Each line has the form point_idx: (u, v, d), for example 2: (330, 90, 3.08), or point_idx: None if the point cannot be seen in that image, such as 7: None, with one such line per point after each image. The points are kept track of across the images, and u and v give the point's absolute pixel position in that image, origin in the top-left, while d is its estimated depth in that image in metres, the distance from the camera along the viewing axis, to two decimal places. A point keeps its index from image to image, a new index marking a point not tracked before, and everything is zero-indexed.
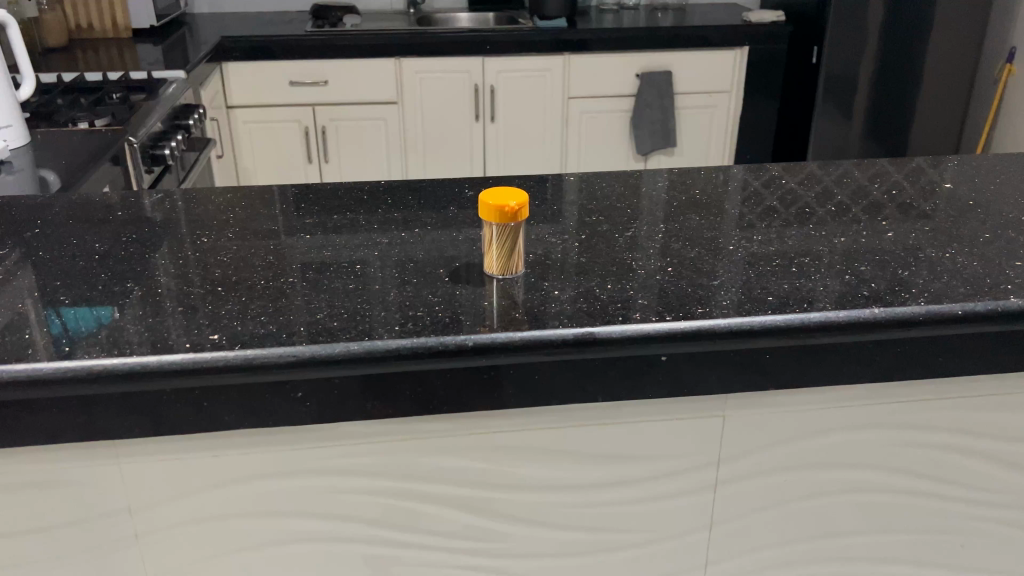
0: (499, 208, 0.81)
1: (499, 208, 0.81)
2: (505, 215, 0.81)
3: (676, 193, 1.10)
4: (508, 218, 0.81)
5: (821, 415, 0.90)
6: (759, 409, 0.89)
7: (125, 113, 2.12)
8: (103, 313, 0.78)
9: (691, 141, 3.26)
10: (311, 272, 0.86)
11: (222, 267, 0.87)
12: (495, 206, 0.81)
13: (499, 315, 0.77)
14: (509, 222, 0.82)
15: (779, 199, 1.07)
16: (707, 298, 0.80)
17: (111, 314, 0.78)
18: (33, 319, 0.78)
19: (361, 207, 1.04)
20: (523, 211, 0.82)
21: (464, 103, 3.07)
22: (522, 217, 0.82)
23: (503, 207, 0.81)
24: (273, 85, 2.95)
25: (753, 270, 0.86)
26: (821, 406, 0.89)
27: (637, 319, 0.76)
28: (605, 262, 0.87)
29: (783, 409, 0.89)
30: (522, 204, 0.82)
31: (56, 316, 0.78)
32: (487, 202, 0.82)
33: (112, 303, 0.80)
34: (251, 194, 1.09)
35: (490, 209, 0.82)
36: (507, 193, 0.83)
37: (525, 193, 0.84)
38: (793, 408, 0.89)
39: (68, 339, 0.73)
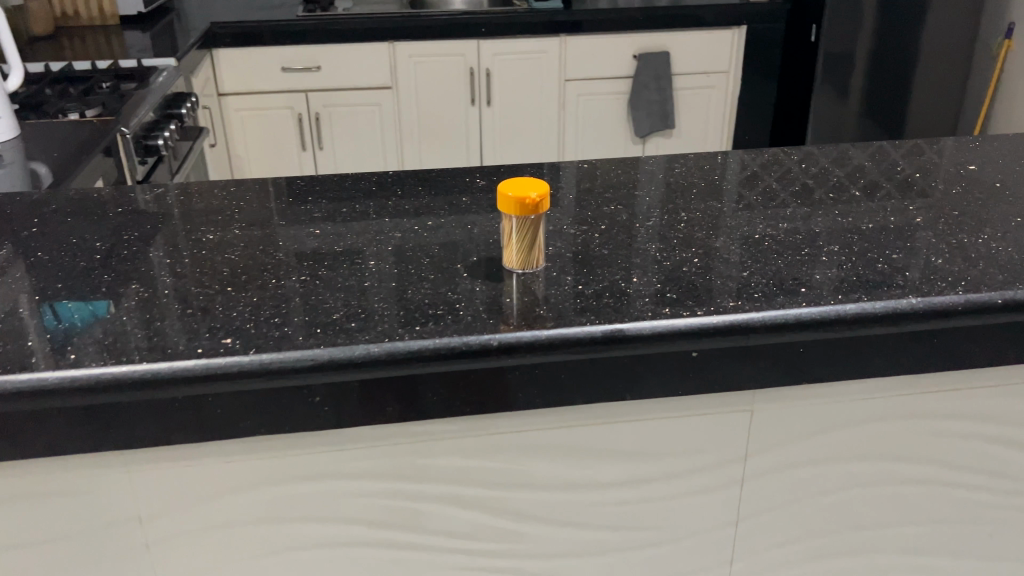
0: (521, 200, 0.78)
1: (520, 200, 0.78)
2: (527, 207, 0.78)
3: (693, 176, 1.06)
4: (530, 210, 0.78)
5: (850, 407, 0.87)
6: (787, 402, 0.86)
7: (116, 104, 2.07)
8: (98, 306, 0.76)
9: (689, 122, 3.22)
10: (322, 269, 0.82)
11: (228, 265, 0.84)
12: (516, 197, 0.78)
13: (522, 313, 0.74)
14: (530, 214, 0.78)
15: (799, 181, 1.04)
16: (737, 290, 0.77)
17: (106, 308, 0.76)
18: (26, 315, 0.76)
19: (369, 198, 1.00)
20: (544, 202, 0.79)
21: (459, 86, 3.02)
22: (543, 208, 0.79)
23: (524, 199, 0.78)
24: (265, 71, 2.90)
25: (782, 259, 0.83)
26: (850, 397, 0.87)
27: (666, 315, 0.73)
28: (627, 254, 0.84)
29: (810, 402, 0.86)
30: (543, 194, 0.78)
31: (51, 311, 0.76)
32: (507, 194, 0.78)
33: (108, 297, 0.78)
34: (254, 186, 1.06)
35: (510, 201, 0.78)
36: (527, 184, 0.79)
37: (545, 182, 0.80)
38: (823, 401, 0.86)
39: (65, 335, 0.72)
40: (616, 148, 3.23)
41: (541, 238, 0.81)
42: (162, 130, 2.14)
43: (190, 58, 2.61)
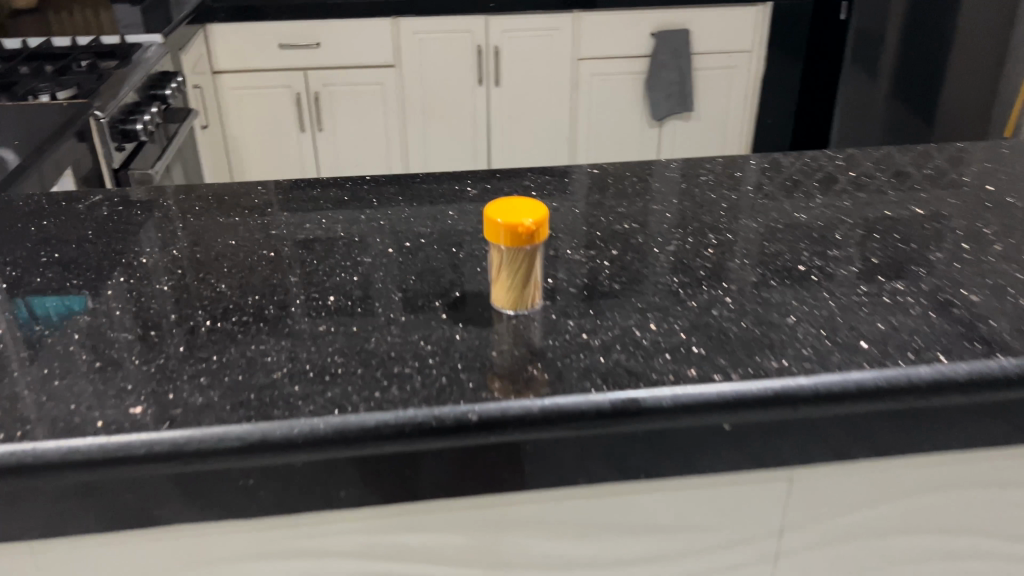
0: (513, 228, 0.62)
1: (511, 227, 0.62)
2: (521, 237, 0.62)
3: (722, 184, 0.90)
4: (525, 240, 0.63)
5: (918, 475, 0.71)
6: (843, 472, 0.69)
7: (93, 84, 1.91)
8: (74, 303, 0.68)
9: (709, 104, 3.03)
10: (270, 307, 0.67)
11: (157, 299, 0.69)
12: (507, 225, 0.62)
13: (511, 372, 0.59)
14: (526, 244, 0.63)
15: (848, 189, 0.88)
16: (780, 346, 0.62)
17: (83, 304, 0.68)
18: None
19: (340, 211, 0.85)
20: (542, 229, 0.64)
21: (466, 65, 2.84)
22: (541, 237, 0.64)
23: (517, 226, 0.62)
24: (261, 48, 2.73)
25: (836, 300, 0.67)
26: (917, 465, 0.70)
27: (691, 379, 0.58)
28: (644, 291, 0.69)
29: (871, 469, 0.70)
30: (542, 220, 0.63)
31: (26, 307, 0.68)
32: (496, 221, 0.63)
33: (86, 293, 0.70)
34: (204, 191, 0.90)
35: (500, 229, 0.63)
36: (521, 206, 0.64)
37: (544, 204, 0.65)
38: (886, 470, 0.70)
39: (29, 337, 0.64)
40: (628, 141, 3.05)
41: (537, 273, 0.66)
42: (143, 113, 1.98)
43: (179, 34, 2.45)
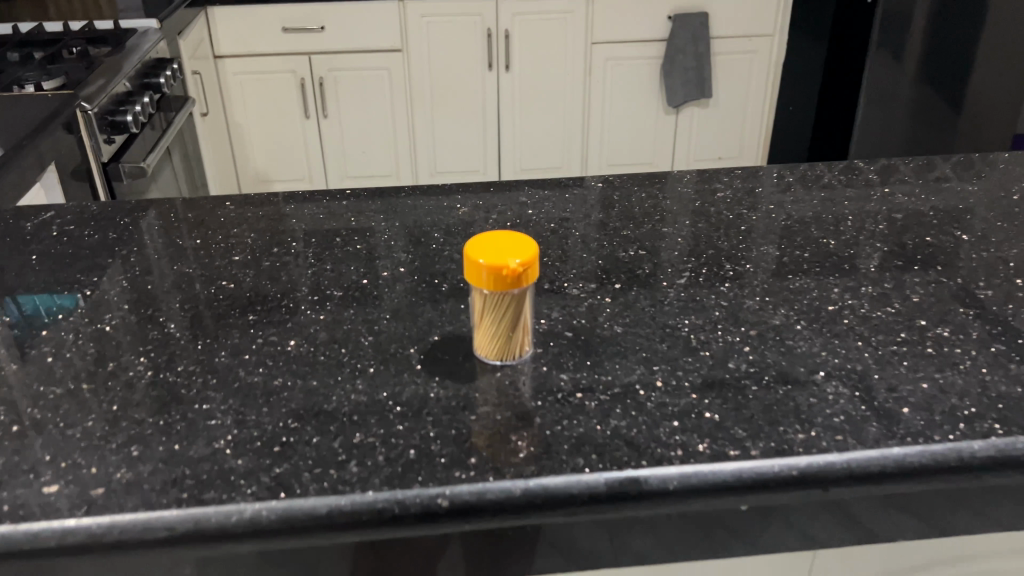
0: (497, 270, 0.53)
1: (495, 268, 0.53)
2: (506, 280, 0.54)
3: (741, 202, 0.80)
4: (511, 283, 0.54)
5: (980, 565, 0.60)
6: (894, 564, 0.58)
7: (82, 73, 1.76)
8: (66, 301, 0.66)
9: (729, 91, 2.90)
10: (221, 354, 0.59)
11: (96, 343, 0.60)
12: (490, 266, 0.54)
13: (491, 440, 0.51)
14: (512, 288, 0.54)
15: (884, 209, 0.78)
16: (807, 412, 0.53)
17: (74, 302, 0.66)
18: None
19: (313, 233, 0.76)
20: (532, 269, 0.55)
21: (474, 49, 2.70)
22: (531, 278, 0.55)
23: (502, 268, 0.53)
24: (264, 31, 2.59)
25: (872, 353, 0.58)
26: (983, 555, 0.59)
27: (703, 455, 0.49)
28: (650, 339, 0.60)
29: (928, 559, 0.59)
30: (531, 259, 0.54)
31: (15, 304, 0.66)
32: (477, 262, 0.54)
33: (78, 291, 0.67)
34: (167, 209, 0.82)
35: (482, 271, 0.54)
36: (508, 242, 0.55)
37: (535, 240, 0.56)
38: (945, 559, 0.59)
39: (18, 335, 0.61)
40: (646, 133, 2.95)
41: (525, 318, 0.57)
42: (135, 103, 1.84)
43: (179, 18, 2.31)
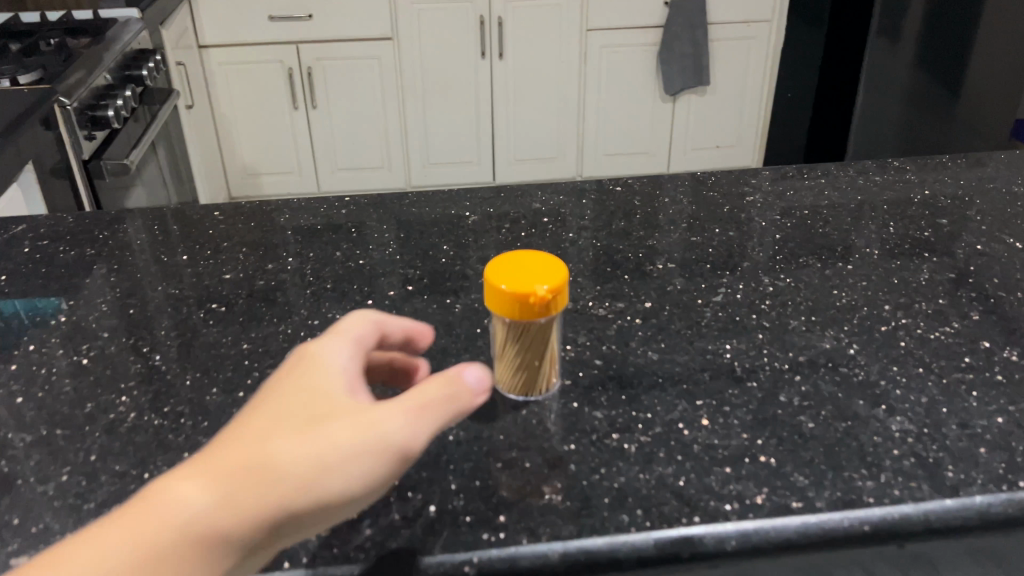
0: (521, 299, 0.47)
1: (519, 296, 0.47)
2: (530, 309, 0.48)
3: (771, 209, 0.75)
4: (537, 313, 0.48)
5: None
6: None
7: (60, 65, 1.62)
8: (48, 305, 0.63)
9: (725, 78, 2.68)
10: (213, 391, 0.53)
11: (72, 380, 0.54)
12: (513, 293, 0.47)
13: (521, 493, 0.45)
14: (537, 318, 0.48)
15: (927, 213, 0.72)
16: (874, 454, 0.47)
17: (57, 304, 0.63)
18: None
19: (311, 248, 0.70)
20: (561, 297, 0.48)
21: (467, 37, 2.46)
22: (559, 307, 0.49)
23: (527, 296, 0.47)
24: (247, 17, 2.36)
25: (937, 381, 0.53)
26: None
27: (762, 509, 0.44)
28: (688, 368, 0.54)
29: None
30: (560, 286, 0.48)
31: None
32: (499, 287, 0.48)
33: (60, 293, 0.64)
34: (151, 222, 0.75)
35: (503, 297, 0.48)
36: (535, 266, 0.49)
37: (564, 262, 0.50)
38: None
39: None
40: (642, 123, 2.70)
41: (550, 349, 0.51)
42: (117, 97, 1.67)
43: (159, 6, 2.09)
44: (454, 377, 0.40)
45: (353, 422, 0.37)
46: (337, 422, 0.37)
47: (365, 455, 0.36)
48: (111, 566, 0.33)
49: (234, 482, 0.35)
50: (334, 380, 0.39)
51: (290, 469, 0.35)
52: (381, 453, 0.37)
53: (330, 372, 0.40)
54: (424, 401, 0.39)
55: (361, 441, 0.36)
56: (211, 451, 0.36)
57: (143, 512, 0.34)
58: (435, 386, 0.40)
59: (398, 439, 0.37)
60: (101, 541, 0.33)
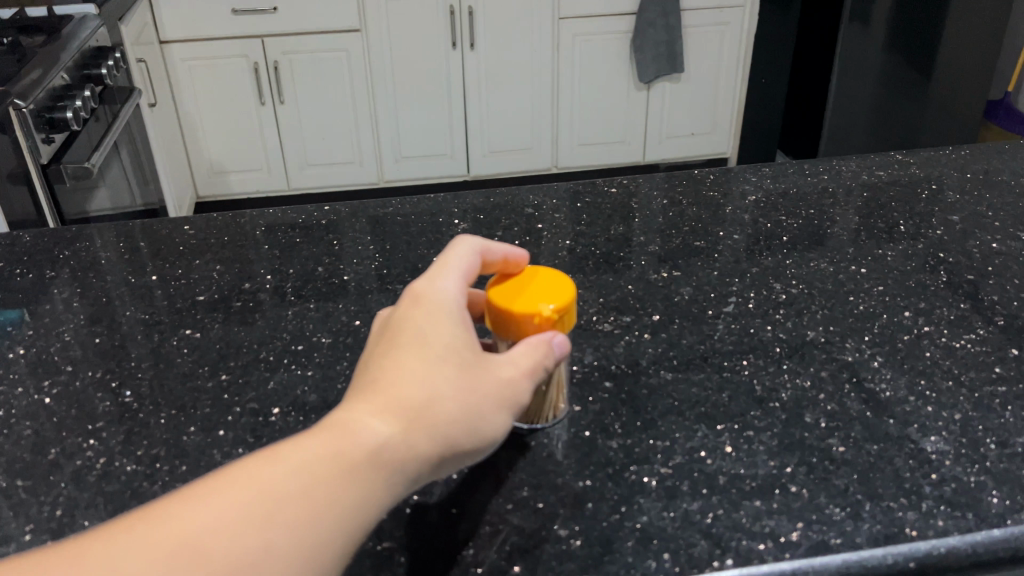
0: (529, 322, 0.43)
1: (520, 318, 0.43)
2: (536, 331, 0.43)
3: (773, 210, 0.71)
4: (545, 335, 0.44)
5: None
6: None
7: (11, 66, 1.49)
8: (10, 316, 0.60)
9: (700, 65, 2.55)
10: (190, 431, 0.48)
11: (34, 422, 0.49)
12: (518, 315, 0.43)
13: (537, 539, 0.41)
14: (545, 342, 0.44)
15: (937, 210, 0.70)
16: (914, 480, 0.44)
17: (18, 314, 0.60)
18: None
19: (291, 264, 0.66)
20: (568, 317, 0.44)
21: (434, 27, 2.35)
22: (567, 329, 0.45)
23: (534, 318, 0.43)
24: (208, 10, 2.24)
25: (969, 394, 0.50)
26: None
27: (800, 549, 0.40)
28: (705, 390, 0.51)
29: None
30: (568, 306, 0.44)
31: None
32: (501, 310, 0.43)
33: (24, 304, 0.61)
34: (116, 238, 0.70)
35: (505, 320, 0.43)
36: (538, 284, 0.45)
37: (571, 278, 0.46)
38: None
39: None
40: (617, 112, 2.59)
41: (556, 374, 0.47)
42: (75, 98, 1.56)
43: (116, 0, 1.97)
44: (551, 336, 0.43)
45: (492, 370, 0.39)
46: (480, 369, 0.39)
47: (506, 404, 0.39)
48: (301, 487, 0.33)
49: (408, 418, 0.36)
50: (464, 326, 0.41)
51: (456, 409, 0.37)
52: (514, 396, 0.40)
53: (459, 318, 0.41)
54: (535, 357, 0.41)
55: (504, 386, 0.39)
56: (374, 391, 0.37)
57: (324, 442, 0.35)
58: (536, 345, 0.42)
59: (524, 390, 0.40)
60: (293, 469, 0.34)
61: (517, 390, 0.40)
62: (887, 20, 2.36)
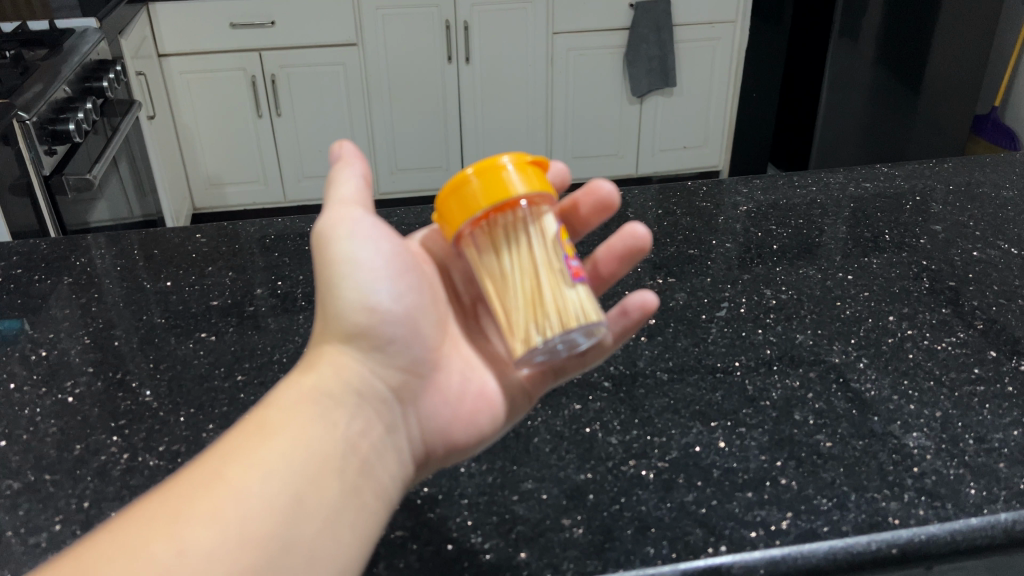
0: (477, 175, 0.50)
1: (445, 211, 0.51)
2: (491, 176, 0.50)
3: (765, 220, 0.74)
4: (510, 182, 0.49)
5: None
6: None
7: (15, 78, 1.50)
8: (11, 325, 0.62)
9: (692, 79, 2.58)
10: (208, 428, 0.51)
11: (58, 420, 0.52)
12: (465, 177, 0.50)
13: (541, 529, 0.44)
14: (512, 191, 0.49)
15: (920, 220, 0.73)
16: (899, 474, 0.46)
17: (22, 322, 0.62)
18: None
19: (298, 271, 0.68)
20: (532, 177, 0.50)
21: (430, 42, 2.38)
22: (537, 184, 0.50)
23: (485, 173, 0.50)
24: (207, 25, 2.26)
25: (951, 395, 0.52)
26: None
27: (791, 535, 0.42)
28: (699, 389, 0.53)
29: None
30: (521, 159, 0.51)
31: None
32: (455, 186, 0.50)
33: (23, 315, 0.63)
34: (130, 247, 0.73)
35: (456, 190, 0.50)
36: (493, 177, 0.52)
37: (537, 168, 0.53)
38: None
39: None
40: (609, 126, 2.62)
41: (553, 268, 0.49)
42: (77, 110, 1.57)
43: (118, 14, 1.99)
44: (335, 174, 0.51)
45: (318, 238, 0.47)
46: (317, 254, 0.47)
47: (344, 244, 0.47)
48: None
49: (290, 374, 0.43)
50: None
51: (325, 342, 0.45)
52: (353, 224, 0.47)
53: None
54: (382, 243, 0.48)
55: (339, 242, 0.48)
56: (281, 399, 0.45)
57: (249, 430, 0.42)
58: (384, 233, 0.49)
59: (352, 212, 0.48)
60: None
61: (345, 224, 0.47)
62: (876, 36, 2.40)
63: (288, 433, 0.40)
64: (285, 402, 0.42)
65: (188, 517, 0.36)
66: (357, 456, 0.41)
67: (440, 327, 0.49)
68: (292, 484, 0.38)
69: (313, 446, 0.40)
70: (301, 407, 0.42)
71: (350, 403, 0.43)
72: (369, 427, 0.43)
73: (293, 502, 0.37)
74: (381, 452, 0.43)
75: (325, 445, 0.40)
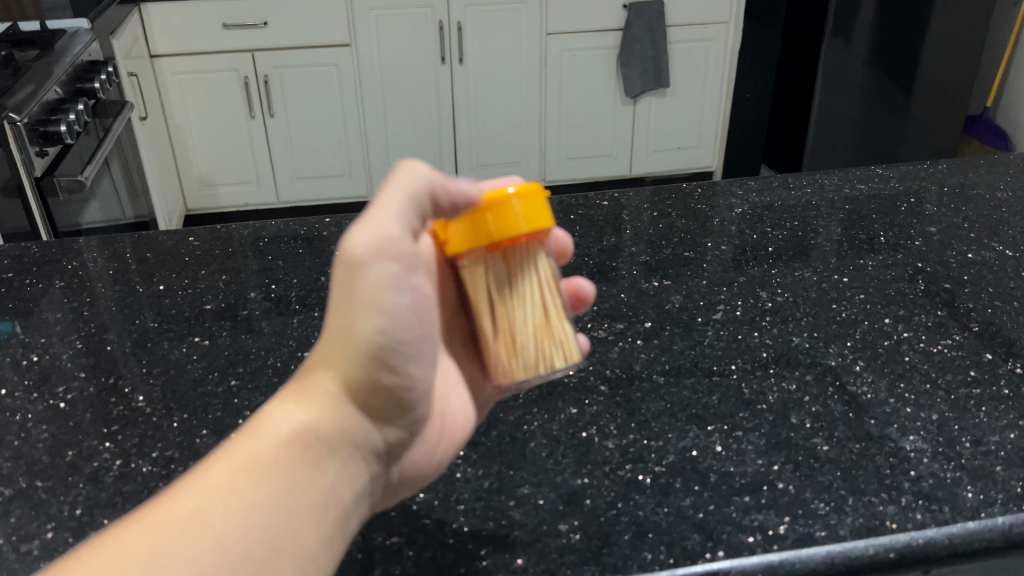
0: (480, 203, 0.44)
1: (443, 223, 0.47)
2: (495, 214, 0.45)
3: (761, 222, 0.74)
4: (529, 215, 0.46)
5: None
6: None
7: (7, 79, 1.49)
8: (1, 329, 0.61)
9: (686, 80, 2.58)
10: (202, 434, 0.50)
11: (50, 426, 0.51)
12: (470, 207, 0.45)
13: (537, 534, 0.43)
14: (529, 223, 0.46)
15: (915, 221, 0.73)
16: (897, 477, 0.46)
17: (12, 326, 0.61)
18: None
19: (291, 274, 0.68)
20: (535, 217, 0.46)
21: (424, 43, 2.37)
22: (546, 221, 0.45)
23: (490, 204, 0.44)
24: (200, 26, 2.25)
25: (948, 398, 0.52)
26: None
27: (789, 538, 0.42)
28: (695, 393, 0.53)
29: None
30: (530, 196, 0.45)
31: None
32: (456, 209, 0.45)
33: (14, 319, 0.62)
34: (123, 249, 0.72)
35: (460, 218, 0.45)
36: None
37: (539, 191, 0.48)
38: None
39: None
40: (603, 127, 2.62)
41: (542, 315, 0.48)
42: (69, 111, 1.56)
43: (110, 15, 1.98)
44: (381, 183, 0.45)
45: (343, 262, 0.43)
46: (336, 276, 0.43)
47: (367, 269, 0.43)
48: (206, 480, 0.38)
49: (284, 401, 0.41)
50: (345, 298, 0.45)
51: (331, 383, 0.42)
52: (382, 251, 0.43)
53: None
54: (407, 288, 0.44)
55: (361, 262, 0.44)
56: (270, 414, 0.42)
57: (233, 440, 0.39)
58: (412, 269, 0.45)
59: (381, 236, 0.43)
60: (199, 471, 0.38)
61: (379, 263, 0.43)
62: (869, 37, 2.41)
63: (277, 483, 0.38)
64: (279, 438, 0.39)
65: (160, 562, 0.34)
66: (340, 511, 0.40)
67: (434, 357, 0.47)
68: (270, 540, 0.36)
69: (300, 501, 0.38)
70: (295, 447, 0.39)
71: (345, 453, 0.41)
72: (358, 478, 0.41)
73: (264, 564, 0.36)
74: (360, 502, 0.41)
75: (312, 498, 0.38)
